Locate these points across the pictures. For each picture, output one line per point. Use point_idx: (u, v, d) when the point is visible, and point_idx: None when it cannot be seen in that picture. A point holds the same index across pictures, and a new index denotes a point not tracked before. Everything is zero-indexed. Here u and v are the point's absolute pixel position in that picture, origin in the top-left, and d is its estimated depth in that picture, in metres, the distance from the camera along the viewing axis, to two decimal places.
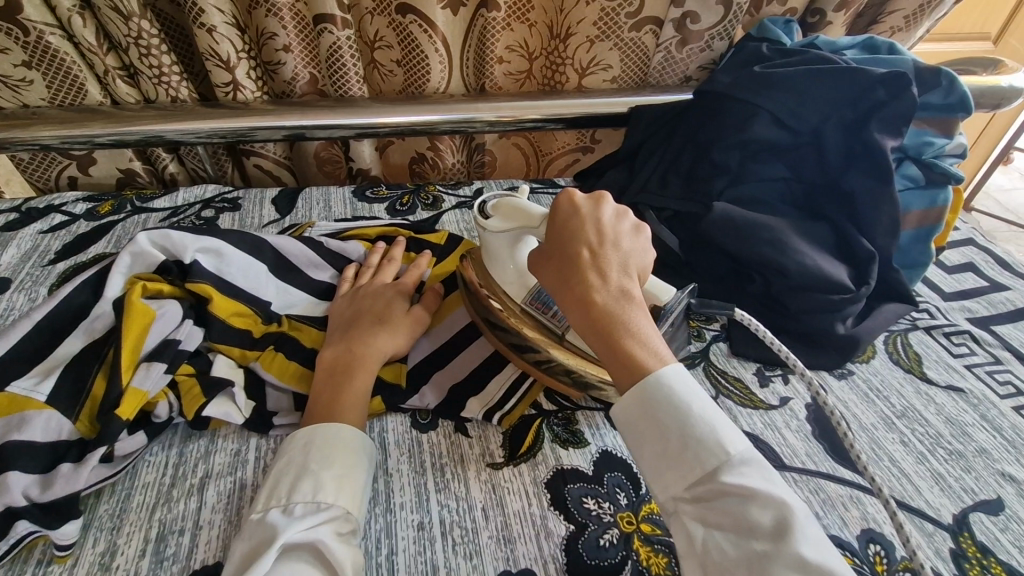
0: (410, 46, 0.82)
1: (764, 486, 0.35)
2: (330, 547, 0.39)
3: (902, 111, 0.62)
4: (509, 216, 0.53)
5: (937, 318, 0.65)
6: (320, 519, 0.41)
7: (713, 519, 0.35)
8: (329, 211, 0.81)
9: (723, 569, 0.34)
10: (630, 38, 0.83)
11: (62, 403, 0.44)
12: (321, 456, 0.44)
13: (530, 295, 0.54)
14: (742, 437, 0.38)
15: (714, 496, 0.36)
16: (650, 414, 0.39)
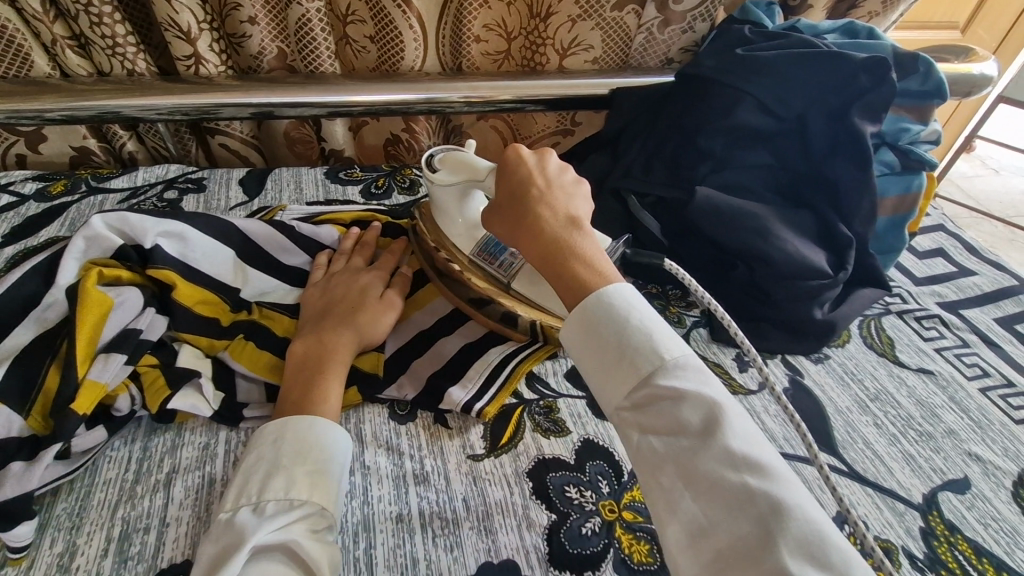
0: (383, 22, 0.79)
1: (697, 387, 0.35)
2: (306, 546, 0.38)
3: (881, 97, 0.62)
4: (457, 169, 0.55)
5: (909, 302, 0.66)
6: (294, 519, 0.39)
7: (651, 424, 0.36)
8: (301, 193, 0.77)
9: (655, 467, 0.34)
10: (611, 17, 0.81)
11: (11, 396, 0.41)
12: (296, 450, 0.42)
13: (479, 246, 0.56)
14: (680, 343, 0.38)
15: (651, 400, 0.36)
16: (592, 329, 0.39)
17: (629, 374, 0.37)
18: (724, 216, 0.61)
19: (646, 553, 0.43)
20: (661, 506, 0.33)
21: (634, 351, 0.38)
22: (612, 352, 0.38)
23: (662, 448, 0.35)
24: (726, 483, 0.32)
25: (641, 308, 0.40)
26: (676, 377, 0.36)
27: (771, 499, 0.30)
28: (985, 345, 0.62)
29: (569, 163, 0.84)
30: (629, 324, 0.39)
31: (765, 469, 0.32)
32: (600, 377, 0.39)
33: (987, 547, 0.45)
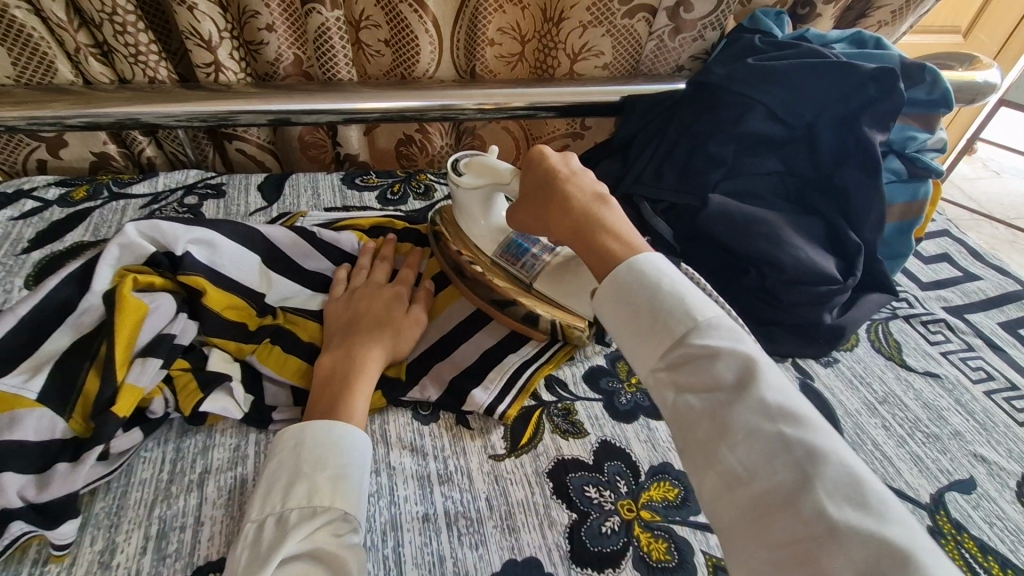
0: (400, 28, 0.80)
1: (731, 344, 0.37)
2: (331, 551, 0.39)
3: (889, 108, 0.63)
4: (481, 174, 0.59)
5: (915, 306, 0.68)
6: (319, 525, 0.41)
7: (686, 382, 0.37)
8: (318, 198, 0.79)
9: (691, 423, 0.36)
10: (622, 25, 0.82)
11: (52, 400, 0.43)
12: (322, 456, 0.44)
13: (501, 248, 0.60)
14: (710, 304, 0.40)
15: (687, 359, 0.38)
16: (626, 295, 0.42)
17: (664, 339, 0.39)
18: (737, 222, 0.62)
19: (664, 551, 0.45)
20: (700, 459, 0.35)
21: (668, 313, 0.40)
22: (647, 317, 0.41)
23: (734, 453, 0.33)
24: (762, 433, 0.33)
25: (676, 277, 0.42)
26: (709, 336, 0.38)
27: (806, 445, 0.32)
28: (989, 349, 0.64)
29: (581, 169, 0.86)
30: (662, 287, 0.41)
31: (797, 417, 0.33)
32: (636, 343, 0.41)
33: (993, 546, 0.46)
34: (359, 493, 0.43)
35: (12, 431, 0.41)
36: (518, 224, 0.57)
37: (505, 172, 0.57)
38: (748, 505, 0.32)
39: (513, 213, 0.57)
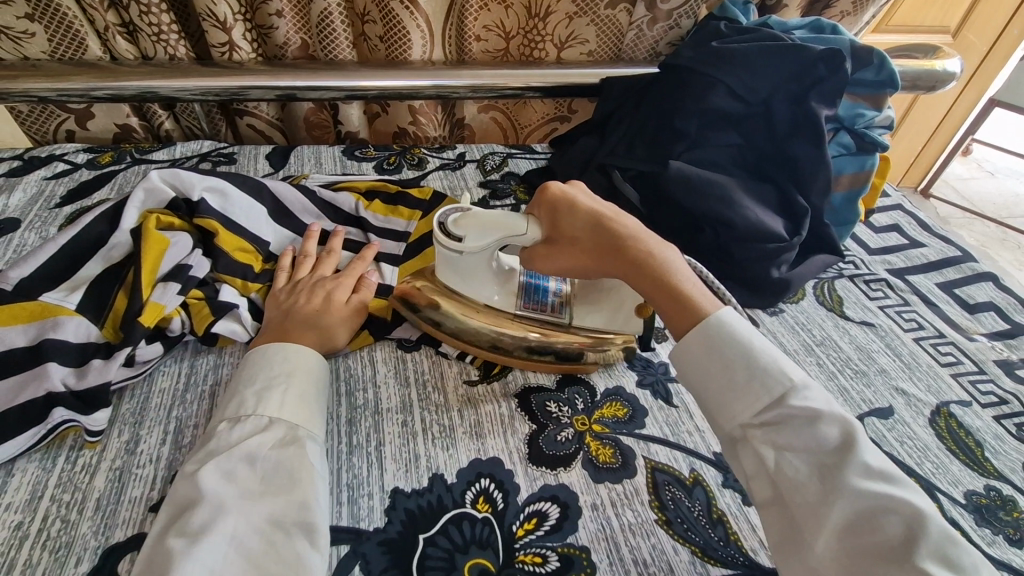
0: (392, 24, 0.87)
1: (827, 406, 0.44)
2: (250, 449, 0.45)
3: (835, 86, 0.70)
4: (484, 230, 0.53)
5: (860, 268, 0.75)
6: (268, 428, 0.46)
7: (785, 441, 0.43)
8: (320, 166, 0.87)
9: (796, 483, 0.42)
10: (605, 15, 0.90)
11: (89, 311, 0.52)
12: (271, 374, 0.50)
13: (521, 297, 0.59)
14: (800, 369, 0.46)
15: (782, 418, 0.44)
16: (719, 354, 0.46)
17: (761, 396, 0.45)
18: (695, 186, 0.69)
19: (610, 455, 0.52)
20: (808, 521, 0.40)
21: (765, 374, 0.45)
22: (741, 377, 0.46)
23: (839, 512, 0.39)
24: (866, 490, 0.39)
25: (756, 335, 0.48)
26: (805, 399, 0.44)
27: (907, 503, 0.38)
28: (923, 304, 0.70)
29: (563, 145, 0.93)
30: (754, 348, 0.46)
31: (892, 478, 0.40)
32: (725, 397, 0.46)
33: (901, 458, 0.53)
34: (306, 402, 0.49)
35: (57, 332, 0.49)
36: (540, 269, 0.56)
37: (515, 223, 0.52)
38: (851, 556, 0.38)
39: (533, 256, 0.55)
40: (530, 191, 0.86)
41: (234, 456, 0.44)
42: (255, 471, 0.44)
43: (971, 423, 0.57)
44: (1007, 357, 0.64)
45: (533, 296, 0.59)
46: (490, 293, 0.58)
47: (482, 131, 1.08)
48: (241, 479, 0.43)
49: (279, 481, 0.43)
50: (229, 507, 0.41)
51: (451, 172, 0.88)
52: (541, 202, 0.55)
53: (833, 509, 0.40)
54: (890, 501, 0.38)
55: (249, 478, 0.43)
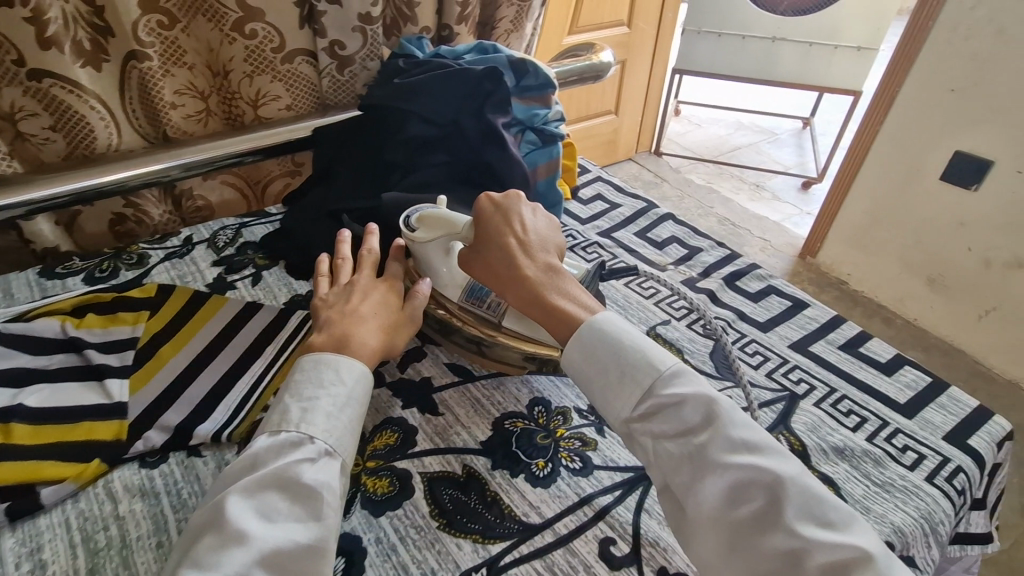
0: (62, 111, 0.79)
1: (693, 391, 0.49)
2: (296, 472, 0.45)
3: (503, 96, 0.81)
4: (433, 227, 0.65)
5: (578, 238, 0.87)
6: (309, 452, 0.47)
7: (659, 429, 0.49)
8: (12, 299, 0.75)
9: (671, 464, 0.48)
10: (285, 70, 0.91)
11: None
12: (331, 391, 0.50)
13: (465, 293, 0.64)
14: (668, 355, 0.52)
15: (655, 407, 0.50)
16: (591, 353, 0.53)
17: (634, 388, 0.51)
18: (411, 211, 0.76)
19: (388, 485, 0.54)
20: (688, 498, 0.47)
21: (637, 369, 0.51)
22: (614, 372, 0.52)
23: (712, 489, 0.46)
24: (731, 466, 0.45)
25: (627, 333, 0.54)
26: (672, 387, 0.50)
27: (768, 471, 0.44)
28: (627, 253, 0.85)
29: (296, 201, 0.92)
30: (625, 346, 0.52)
31: (757, 448, 0.46)
32: (608, 395, 0.52)
33: None
34: (349, 422, 0.50)
35: None
36: (468, 272, 0.62)
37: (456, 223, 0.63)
38: (727, 528, 0.45)
39: (463, 260, 0.62)
40: (271, 255, 0.84)
41: (235, 501, 0.43)
42: (287, 493, 0.44)
43: (673, 336, 0.71)
44: (689, 276, 0.81)
45: (476, 293, 0.64)
46: (446, 279, 0.65)
47: (220, 202, 1.02)
48: (251, 519, 0.42)
49: (309, 508, 0.44)
50: (252, 544, 0.40)
51: (178, 260, 0.82)
52: (478, 213, 0.61)
53: (707, 486, 0.46)
54: (754, 472, 0.45)
55: (254, 520, 0.42)
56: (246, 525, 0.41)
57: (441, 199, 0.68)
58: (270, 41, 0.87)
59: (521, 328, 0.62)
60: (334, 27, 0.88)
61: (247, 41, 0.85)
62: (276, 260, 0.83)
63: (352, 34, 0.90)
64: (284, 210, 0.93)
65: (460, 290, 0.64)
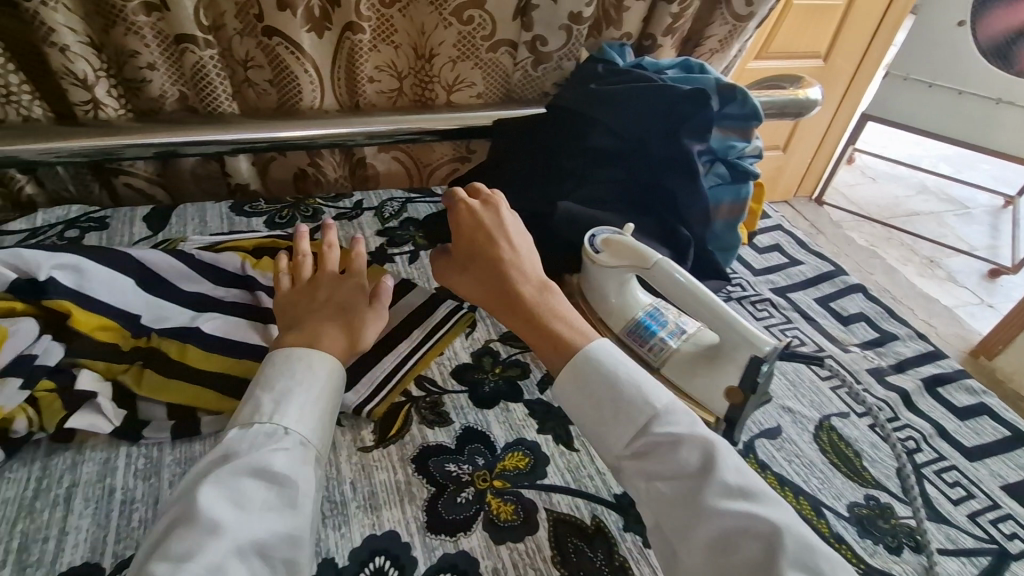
0: (280, 69, 0.85)
1: (689, 430, 0.47)
2: (268, 461, 0.43)
3: (703, 120, 0.73)
4: (619, 254, 0.59)
5: (747, 290, 0.79)
6: (285, 441, 0.45)
7: (654, 468, 0.46)
8: (205, 226, 0.82)
9: (667, 504, 0.45)
10: (487, 58, 0.92)
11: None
12: (285, 387, 0.49)
13: (627, 327, 0.61)
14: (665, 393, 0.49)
15: (650, 444, 0.47)
16: (585, 383, 0.51)
17: (629, 424, 0.48)
18: (582, 224, 0.70)
19: (512, 512, 0.51)
20: (678, 540, 0.44)
21: (629, 403, 0.48)
22: (607, 404, 0.50)
23: (698, 537, 0.42)
24: (726, 511, 0.42)
25: (625, 362, 0.51)
26: (667, 423, 0.47)
27: (766, 520, 0.41)
28: (804, 321, 0.75)
29: (462, 186, 0.92)
30: (619, 375, 0.50)
31: (754, 496, 0.43)
32: (602, 429, 0.50)
33: (790, 478, 0.55)
34: (320, 416, 0.49)
35: None
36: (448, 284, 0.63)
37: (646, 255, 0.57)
38: None
39: (439, 270, 0.63)
40: (430, 236, 0.84)
41: (237, 472, 0.42)
42: (259, 484, 0.42)
43: (851, 434, 0.61)
44: (878, 365, 0.70)
45: (642, 333, 0.60)
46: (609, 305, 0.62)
47: (385, 172, 1.05)
48: (249, 496, 0.42)
49: (281, 497, 0.43)
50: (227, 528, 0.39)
51: (347, 222, 0.86)
52: (457, 223, 0.61)
53: (699, 531, 0.42)
54: (749, 520, 0.41)
55: (260, 496, 0.42)
56: (250, 497, 0.42)
57: (631, 224, 0.65)
58: (483, 29, 0.87)
59: (680, 380, 0.58)
60: (541, 23, 0.87)
61: (462, 26, 0.86)
62: (433, 242, 0.83)
63: (557, 32, 0.88)
64: (450, 193, 0.95)
65: (624, 322, 0.62)
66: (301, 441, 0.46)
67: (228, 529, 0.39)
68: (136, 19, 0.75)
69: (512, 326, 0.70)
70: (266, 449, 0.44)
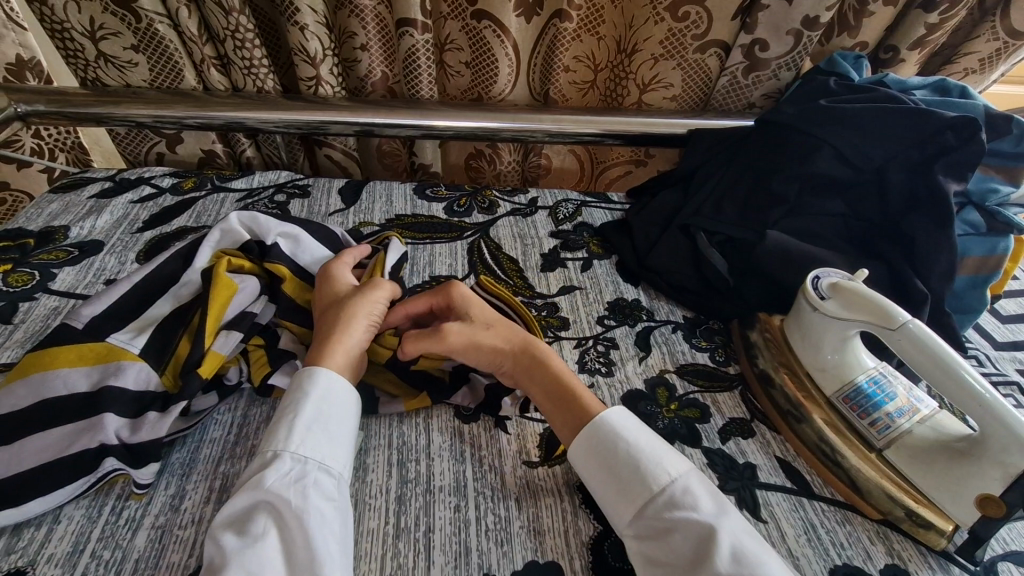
0: (481, 49, 0.84)
1: (688, 514, 0.42)
2: (265, 490, 0.42)
3: (967, 157, 0.61)
4: (852, 305, 0.52)
5: (986, 366, 0.66)
6: (279, 464, 0.44)
7: (655, 552, 0.43)
8: (391, 206, 0.85)
9: None
10: (694, 59, 0.85)
11: (152, 356, 0.50)
12: (291, 406, 0.47)
13: (845, 391, 0.54)
14: (669, 470, 0.45)
15: (652, 527, 0.43)
16: (592, 454, 0.48)
17: (628, 504, 0.45)
18: (792, 258, 0.64)
19: None
20: None
21: (633, 483, 0.45)
22: (613, 484, 0.46)
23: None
24: None
25: (633, 434, 0.48)
26: (667, 506, 0.43)
27: None
28: None
29: (642, 197, 0.87)
30: (621, 452, 0.47)
31: None
32: (607, 504, 0.46)
33: None
34: (326, 434, 0.46)
35: (118, 377, 0.48)
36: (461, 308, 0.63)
37: (889, 314, 0.48)
38: None
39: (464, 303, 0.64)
40: (605, 245, 0.80)
41: (240, 503, 0.42)
42: (267, 514, 0.41)
43: None
44: None
45: (863, 403, 0.53)
46: (824, 359, 0.55)
47: (558, 165, 1.03)
48: (251, 521, 0.41)
49: (284, 519, 0.41)
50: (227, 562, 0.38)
51: (522, 217, 0.84)
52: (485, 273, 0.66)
53: None
54: None
55: (265, 523, 0.41)
56: (255, 524, 0.41)
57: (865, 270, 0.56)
58: (697, 27, 0.80)
59: (913, 473, 0.49)
60: (766, 25, 0.79)
61: (675, 23, 0.80)
62: (608, 252, 0.79)
63: (783, 36, 0.80)
64: (627, 201, 0.90)
65: (840, 384, 0.55)
66: (298, 460, 0.44)
67: (230, 558, 0.38)
68: (360, 5, 0.80)
69: (690, 360, 0.64)
70: (257, 478, 0.42)
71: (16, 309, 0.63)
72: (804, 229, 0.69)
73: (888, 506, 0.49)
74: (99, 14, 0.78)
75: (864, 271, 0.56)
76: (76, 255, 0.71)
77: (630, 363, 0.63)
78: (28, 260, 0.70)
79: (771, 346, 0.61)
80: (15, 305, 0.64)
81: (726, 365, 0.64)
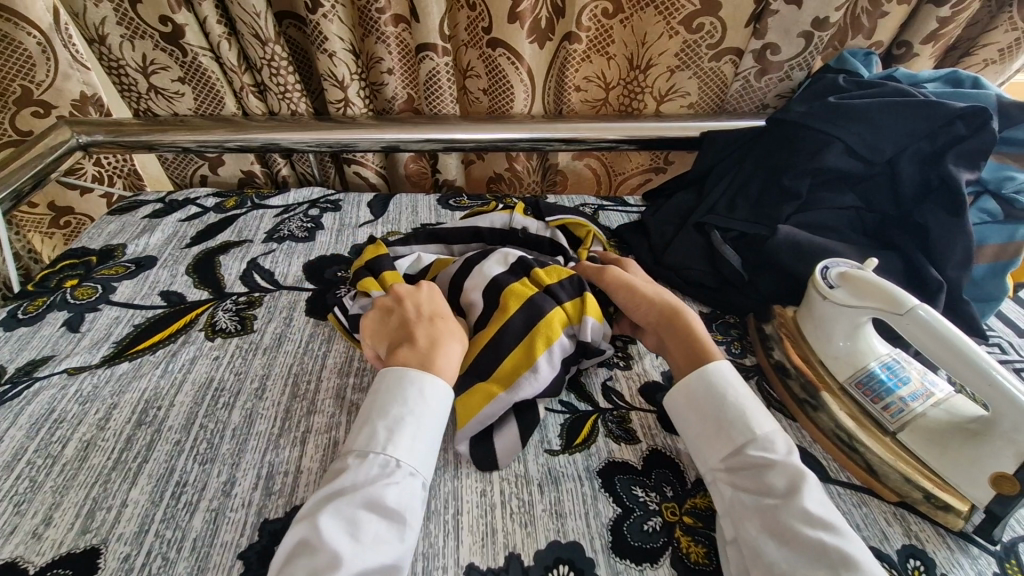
0: (497, 78, 0.89)
1: (784, 459, 0.47)
2: (385, 499, 0.45)
3: (977, 146, 0.62)
4: (861, 292, 0.53)
5: (1009, 353, 0.67)
6: (396, 475, 0.47)
7: (743, 483, 0.47)
8: (417, 216, 0.90)
9: (743, 516, 0.46)
10: (710, 68, 0.88)
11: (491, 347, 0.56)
12: (407, 407, 0.50)
13: (857, 376, 0.55)
14: (768, 422, 0.50)
15: (743, 466, 0.48)
16: (696, 402, 0.53)
17: (727, 444, 0.50)
18: (805, 251, 0.66)
19: (703, 556, 0.47)
20: (748, 549, 0.44)
21: (732, 425, 0.50)
22: (713, 422, 0.51)
23: (778, 550, 0.42)
24: (802, 535, 0.42)
25: (738, 390, 0.52)
26: (763, 449, 0.48)
27: (843, 553, 0.40)
28: None
29: (658, 199, 0.89)
30: (726, 398, 0.52)
31: (837, 530, 0.42)
32: (702, 441, 0.51)
33: None
34: (430, 446, 0.50)
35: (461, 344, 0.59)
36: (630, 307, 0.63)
37: (897, 297, 0.50)
38: None
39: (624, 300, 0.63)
40: (621, 246, 0.83)
41: (355, 503, 0.44)
42: (376, 518, 0.44)
43: None
44: None
45: (876, 388, 0.54)
46: (837, 346, 0.57)
47: (575, 180, 1.07)
48: (361, 523, 0.43)
49: (394, 532, 0.44)
50: (344, 559, 0.41)
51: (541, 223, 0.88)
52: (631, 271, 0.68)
53: (773, 549, 0.42)
54: (821, 549, 0.41)
55: (374, 530, 0.44)
56: (364, 528, 0.43)
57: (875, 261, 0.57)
58: (711, 37, 0.83)
59: (927, 454, 0.50)
60: (775, 29, 0.81)
61: (690, 36, 0.83)
62: (624, 253, 0.82)
63: (790, 37, 0.82)
64: (644, 204, 0.93)
65: (852, 371, 0.56)
66: (411, 474, 0.48)
67: (346, 557, 0.41)
68: (386, 30, 0.85)
69: None
70: (381, 484, 0.46)
71: (82, 319, 0.70)
72: (817, 223, 0.70)
73: (906, 488, 0.49)
74: (151, 51, 0.85)
75: (875, 261, 0.57)
76: (133, 269, 0.78)
77: (648, 358, 0.66)
78: (92, 275, 0.77)
79: (786, 338, 0.62)
80: (82, 316, 0.70)
81: (743, 357, 0.67)
